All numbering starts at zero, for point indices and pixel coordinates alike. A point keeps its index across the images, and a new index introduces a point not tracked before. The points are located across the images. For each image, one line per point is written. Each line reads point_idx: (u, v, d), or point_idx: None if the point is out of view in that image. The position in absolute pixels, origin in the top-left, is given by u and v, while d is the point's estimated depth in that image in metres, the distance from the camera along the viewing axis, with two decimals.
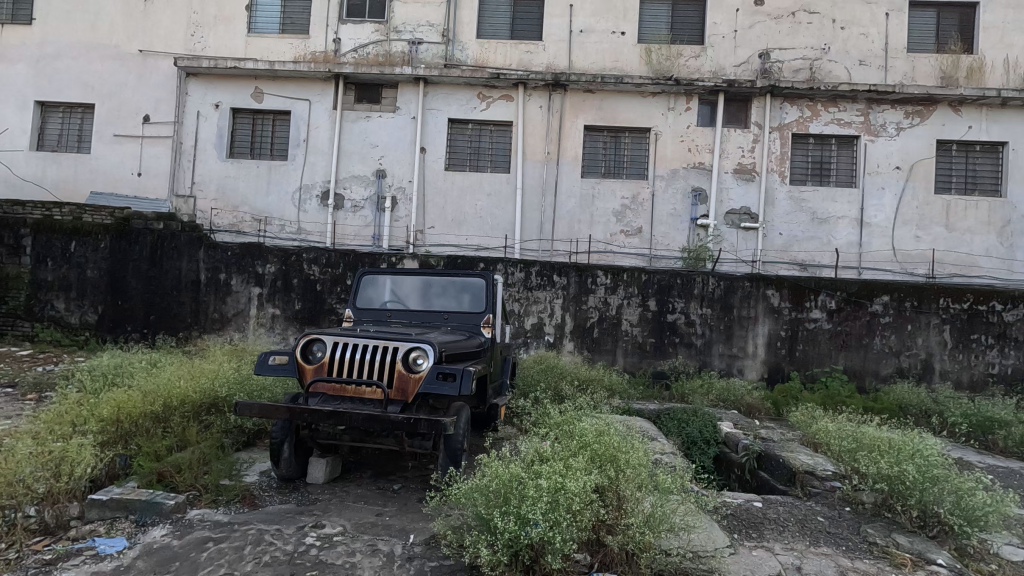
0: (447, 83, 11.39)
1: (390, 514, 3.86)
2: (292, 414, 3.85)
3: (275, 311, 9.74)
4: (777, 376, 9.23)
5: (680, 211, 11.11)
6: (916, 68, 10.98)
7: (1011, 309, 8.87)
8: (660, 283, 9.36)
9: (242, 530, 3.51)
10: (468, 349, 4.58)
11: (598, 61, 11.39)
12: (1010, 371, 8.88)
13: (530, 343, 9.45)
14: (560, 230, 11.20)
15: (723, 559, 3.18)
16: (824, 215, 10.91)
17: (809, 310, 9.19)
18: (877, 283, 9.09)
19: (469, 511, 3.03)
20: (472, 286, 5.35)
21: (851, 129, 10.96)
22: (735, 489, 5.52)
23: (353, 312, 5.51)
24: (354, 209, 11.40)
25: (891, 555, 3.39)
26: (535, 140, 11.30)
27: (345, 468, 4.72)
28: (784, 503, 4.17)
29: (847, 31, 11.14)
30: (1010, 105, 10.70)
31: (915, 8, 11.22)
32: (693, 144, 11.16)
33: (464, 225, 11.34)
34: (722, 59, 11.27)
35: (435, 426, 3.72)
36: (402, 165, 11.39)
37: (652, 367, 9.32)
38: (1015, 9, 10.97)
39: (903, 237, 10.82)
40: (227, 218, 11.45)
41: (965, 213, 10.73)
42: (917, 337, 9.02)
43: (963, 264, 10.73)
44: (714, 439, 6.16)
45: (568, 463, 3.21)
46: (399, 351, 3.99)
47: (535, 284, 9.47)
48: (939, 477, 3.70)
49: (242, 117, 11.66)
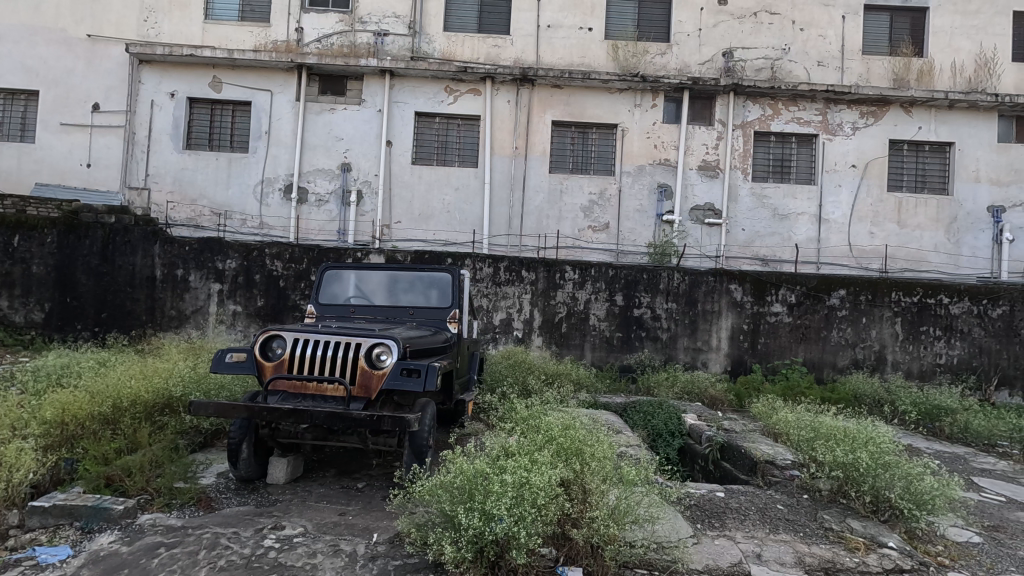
0: (414, 77, 11.23)
1: (354, 513, 3.78)
2: (251, 413, 3.72)
3: (236, 307, 9.46)
4: (740, 369, 9.45)
5: (647, 207, 11.25)
6: (870, 69, 11.37)
7: (957, 303, 9.29)
8: (627, 277, 9.45)
9: (197, 534, 3.38)
10: (435, 344, 4.52)
11: (566, 57, 11.41)
12: (956, 361, 9.30)
13: (498, 339, 9.42)
14: (529, 224, 11.19)
15: (687, 549, 3.20)
16: (784, 211, 11.21)
17: (770, 304, 9.43)
18: (834, 278, 9.39)
19: (433, 508, 2.98)
20: (440, 281, 5.29)
21: (810, 127, 11.26)
22: (698, 479, 5.62)
23: (316, 306, 5.36)
24: (318, 204, 11.16)
25: (845, 540, 3.50)
26: (503, 135, 11.25)
27: (307, 468, 4.61)
28: (745, 493, 4.25)
29: (807, 32, 11.44)
30: (957, 107, 11.17)
31: (870, 11, 11.61)
32: (659, 141, 11.29)
33: (432, 220, 11.22)
34: (687, 57, 11.43)
35: (399, 423, 3.65)
36: (367, 159, 11.18)
37: (619, 361, 9.42)
38: (962, 15, 11.45)
39: (858, 234, 11.21)
40: (184, 212, 11.04)
41: (916, 210, 11.18)
42: (872, 329, 9.36)
43: (914, 259, 11.17)
44: (678, 431, 6.28)
45: (534, 458, 3.20)
46: (362, 347, 3.91)
47: (503, 279, 9.44)
48: (890, 463, 3.85)
49: (199, 107, 11.24)
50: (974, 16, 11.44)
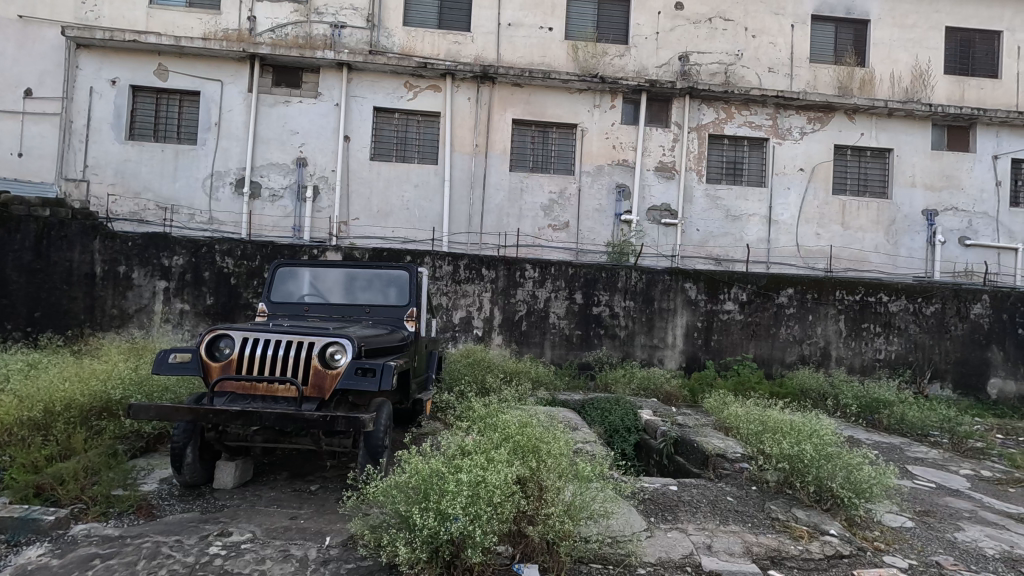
0: (372, 71, 11.02)
1: (305, 516, 3.68)
2: (195, 415, 3.58)
3: (184, 306, 9.08)
4: (694, 365, 9.71)
5: (606, 207, 11.40)
6: (816, 77, 11.87)
7: (895, 301, 9.81)
8: (586, 276, 9.56)
9: (136, 543, 3.22)
10: (391, 343, 4.44)
11: (526, 55, 11.43)
12: (894, 356, 9.82)
13: (458, 337, 9.37)
14: (489, 223, 11.17)
15: (640, 542, 3.25)
16: (736, 212, 11.59)
17: (722, 302, 9.73)
18: (783, 277, 9.77)
19: (388, 509, 2.93)
20: (397, 279, 5.22)
21: (761, 131, 11.66)
22: (653, 473, 5.74)
23: (268, 305, 5.20)
24: (272, 199, 10.82)
25: (790, 529, 3.64)
26: (463, 132, 11.19)
27: (258, 471, 4.48)
28: (697, 486, 4.36)
29: (758, 39, 11.83)
30: (896, 115, 11.78)
31: (817, 21, 12.10)
32: (618, 142, 11.46)
33: (390, 217, 11.04)
34: (645, 59, 11.64)
35: (354, 424, 3.57)
36: (324, 154, 10.92)
37: (578, 358, 9.52)
38: (900, 28, 12.08)
39: (805, 235, 11.68)
40: (127, 206, 10.52)
41: (859, 212, 11.74)
42: (817, 326, 9.78)
43: (856, 259, 11.73)
44: (634, 426, 6.39)
45: (490, 456, 3.18)
46: (315, 347, 3.80)
47: (463, 277, 9.39)
48: (833, 454, 4.02)
49: (143, 96, 10.73)
50: (911, 30, 12.08)
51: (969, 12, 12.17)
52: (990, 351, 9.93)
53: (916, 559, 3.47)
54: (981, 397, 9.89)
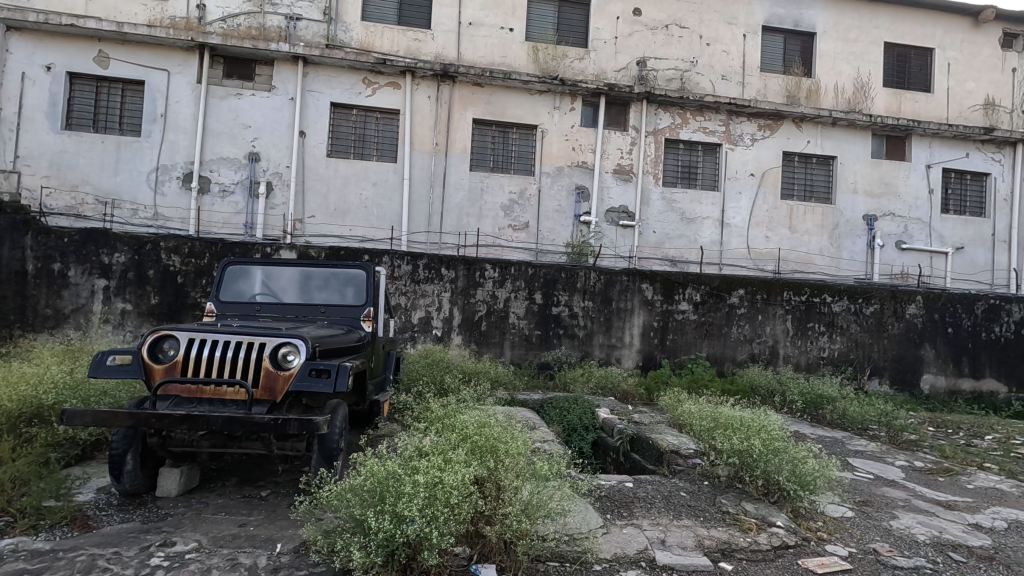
0: (329, 65, 10.78)
1: (255, 523, 3.55)
2: (136, 420, 3.41)
3: (126, 305, 8.64)
4: (651, 364, 9.91)
5: (565, 207, 11.52)
6: (766, 86, 12.33)
7: (839, 302, 10.30)
8: (545, 276, 9.62)
9: (70, 557, 3.04)
10: (346, 343, 4.35)
11: (487, 55, 11.42)
12: (837, 354, 10.30)
13: (417, 338, 9.26)
14: (449, 222, 11.10)
15: (596, 539, 3.29)
16: (691, 215, 11.91)
17: (678, 302, 9.97)
18: (735, 278, 10.08)
19: (342, 514, 2.86)
20: (354, 278, 5.12)
21: (714, 137, 12.02)
22: (610, 471, 5.82)
23: (216, 305, 5.02)
24: (222, 194, 10.43)
25: (740, 522, 3.76)
26: (423, 130, 11.07)
27: (205, 478, 4.30)
28: (652, 482, 4.45)
29: (712, 47, 12.20)
30: (839, 124, 12.37)
31: (767, 32, 12.57)
32: (577, 144, 11.60)
33: (348, 215, 10.81)
34: (604, 63, 11.81)
35: (307, 427, 3.47)
36: (278, 149, 10.60)
37: (537, 357, 9.58)
38: (844, 41, 12.69)
39: (756, 238, 12.11)
40: (63, 200, 9.93)
41: (805, 216, 12.26)
42: (766, 325, 10.15)
43: (803, 261, 12.24)
44: (592, 425, 6.48)
45: (448, 457, 3.15)
46: (267, 347, 3.68)
47: (422, 277, 9.29)
48: (780, 448, 4.17)
49: (82, 84, 10.15)
50: (853, 43, 12.71)
51: (906, 28, 12.88)
52: (923, 349, 10.55)
53: (855, 547, 3.65)
54: (915, 393, 10.51)
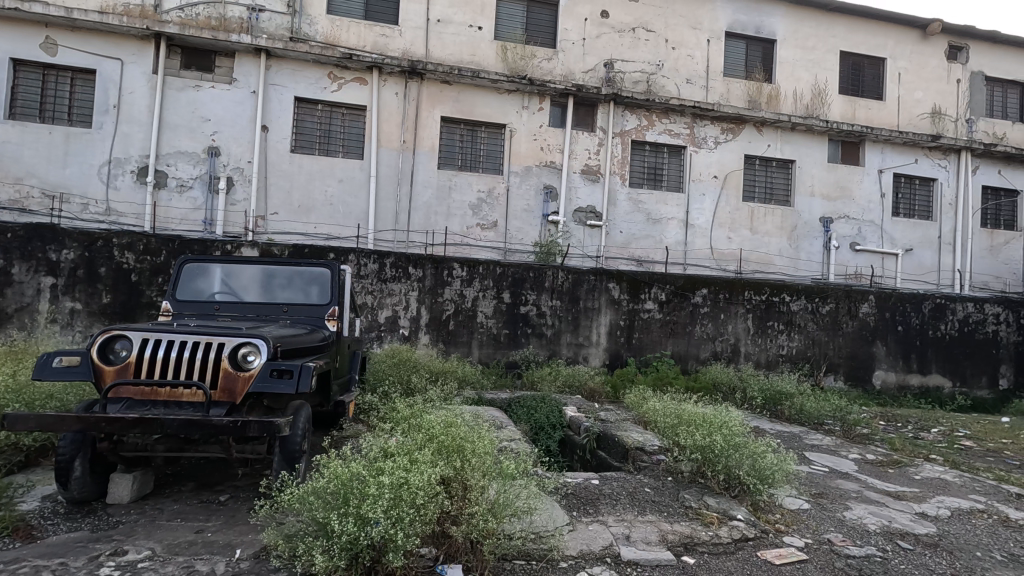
0: (293, 59, 10.53)
1: (213, 529, 3.44)
2: (85, 425, 3.26)
3: (75, 305, 8.25)
4: (617, 362, 10.03)
5: (533, 207, 11.56)
6: (729, 90, 12.64)
7: (797, 301, 10.65)
8: (513, 276, 9.63)
9: (12, 569, 2.89)
10: (310, 343, 4.26)
11: (455, 53, 11.35)
12: (795, 352, 10.65)
13: (384, 338, 9.14)
14: (416, 220, 11.00)
15: (562, 537, 3.32)
16: (657, 215, 12.12)
17: (644, 301, 10.13)
18: (698, 278, 10.31)
19: (303, 517, 2.80)
20: (319, 277, 5.02)
21: (679, 139, 12.25)
22: (577, 469, 5.87)
23: (173, 304, 4.85)
24: (179, 189, 10.07)
25: (701, 515, 3.85)
26: (390, 127, 10.93)
27: (159, 484, 4.16)
28: (617, 479, 4.51)
29: (677, 51, 12.43)
30: (798, 129, 12.78)
31: (730, 38, 12.88)
32: (546, 143, 11.66)
33: (313, 212, 10.59)
34: (572, 64, 11.90)
35: (267, 429, 3.39)
36: (239, 144, 10.30)
37: (505, 357, 9.58)
38: (803, 49, 13.10)
39: (718, 239, 12.41)
40: (6, 193, 9.41)
41: (766, 218, 12.63)
42: (728, 324, 10.41)
43: (763, 261, 12.60)
44: (559, 423, 6.53)
45: (413, 457, 3.12)
46: (226, 347, 3.57)
47: (389, 276, 9.17)
48: (740, 444, 4.28)
49: (28, 71, 9.66)
50: (811, 51, 13.14)
51: (860, 38, 13.40)
52: (875, 346, 11.00)
53: (811, 538, 3.78)
54: (868, 388, 10.95)
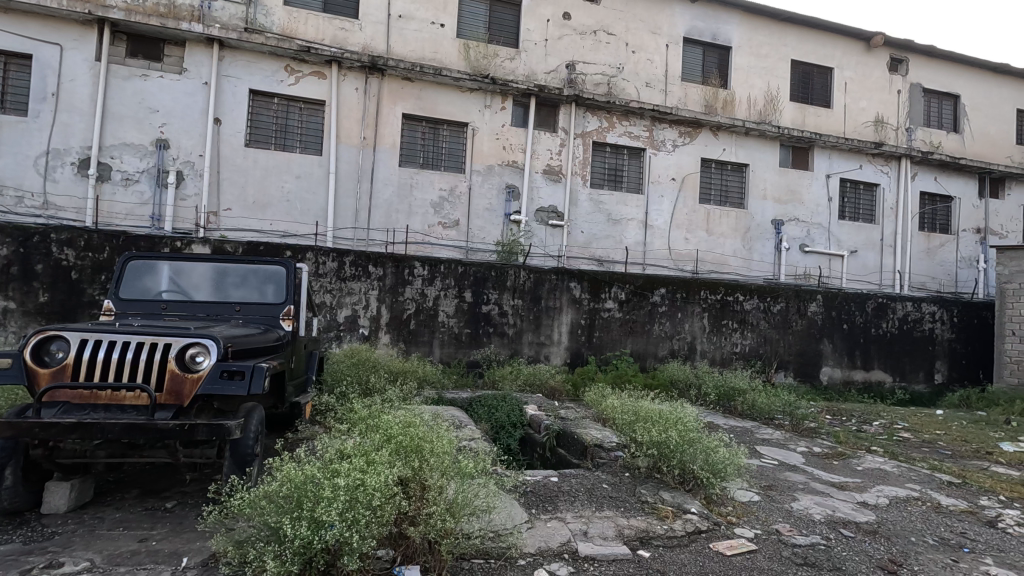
0: (248, 50, 10.20)
1: (158, 537, 3.30)
2: (17, 431, 3.13)
3: (8, 303, 7.76)
4: (578, 361, 10.15)
5: (495, 206, 11.56)
6: (687, 95, 12.95)
7: (750, 300, 11.02)
8: (475, 275, 9.61)
9: None
10: (263, 343, 4.13)
11: (417, 50, 11.23)
12: (747, 349, 11.02)
13: (343, 337, 8.96)
14: (377, 218, 10.83)
15: (520, 534, 3.33)
16: (617, 216, 12.30)
17: (604, 301, 10.27)
18: (657, 278, 10.53)
19: (255, 522, 2.72)
20: (274, 275, 4.88)
21: (639, 141, 12.48)
22: (537, 467, 5.91)
23: (116, 303, 4.63)
24: (125, 183, 9.63)
25: (657, 510, 3.93)
26: (349, 122, 10.73)
27: (100, 491, 3.96)
28: (576, 476, 4.56)
29: (637, 55, 12.65)
30: (751, 134, 13.21)
31: (688, 44, 13.21)
32: (508, 143, 11.68)
33: (269, 208, 10.29)
34: (534, 64, 11.96)
35: (217, 432, 3.30)
36: (190, 137, 9.91)
37: (467, 356, 9.55)
38: (756, 57, 13.55)
39: (676, 240, 12.71)
40: None
41: (721, 220, 13.01)
42: (685, 323, 10.68)
43: (718, 261, 12.99)
44: (519, 422, 6.56)
45: (371, 458, 3.08)
46: (173, 348, 3.43)
47: (348, 274, 9.00)
48: (695, 439, 4.39)
49: None
50: (764, 59, 13.61)
51: (810, 48, 13.96)
52: (822, 344, 11.48)
53: (760, 529, 3.92)
54: (815, 384, 11.43)
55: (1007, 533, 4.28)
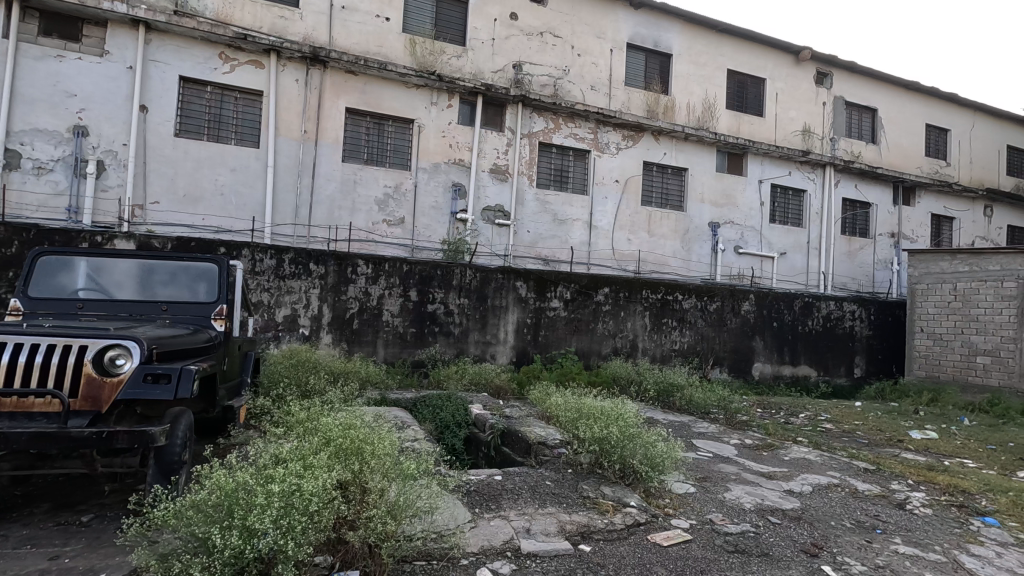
0: (178, 34, 9.65)
1: (72, 554, 3.07)
2: None
3: None
4: (524, 359, 10.21)
5: (441, 204, 11.46)
6: (630, 99, 13.29)
7: (688, 299, 11.45)
8: (421, 273, 9.50)
9: None
10: (193, 345, 3.91)
11: (361, 43, 10.94)
12: (686, 346, 11.45)
13: (281, 337, 8.64)
14: (318, 215, 10.50)
15: (463, 534, 3.32)
16: (563, 216, 12.48)
17: (550, 299, 10.39)
18: (600, 278, 10.76)
19: (181, 534, 2.56)
20: (206, 273, 4.65)
21: (584, 143, 12.70)
22: (481, 466, 5.91)
23: (25, 302, 4.27)
24: (37, 172, 8.91)
25: (598, 504, 4.02)
26: (289, 115, 10.35)
27: (6, 507, 3.65)
28: (520, 473, 4.59)
29: (583, 58, 12.86)
30: (690, 139, 13.72)
31: (631, 50, 13.55)
32: (454, 141, 11.60)
33: (201, 202, 9.77)
34: (481, 63, 11.93)
35: (140, 439, 3.10)
36: (112, 124, 9.27)
37: (411, 356, 9.42)
38: (695, 65, 14.07)
39: (620, 240, 13.02)
40: None
41: (662, 221, 13.44)
42: (628, 321, 10.96)
43: (659, 261, 13.41)
44: (464, 421, 6.55)
45: (308, 462, 2.98)
46: (89, 350, 3.20)
47: (287, 273, 8.69)
48: (634, 434, 4.52)
49: None
50: (703, 68, 14.15)
51: (744, 59, 14.64)
52: (754, 340, 12.08)
53: (695, 519, 4.07)
54: (748, 378, 12.02)
55: (914, 513, 4.66)
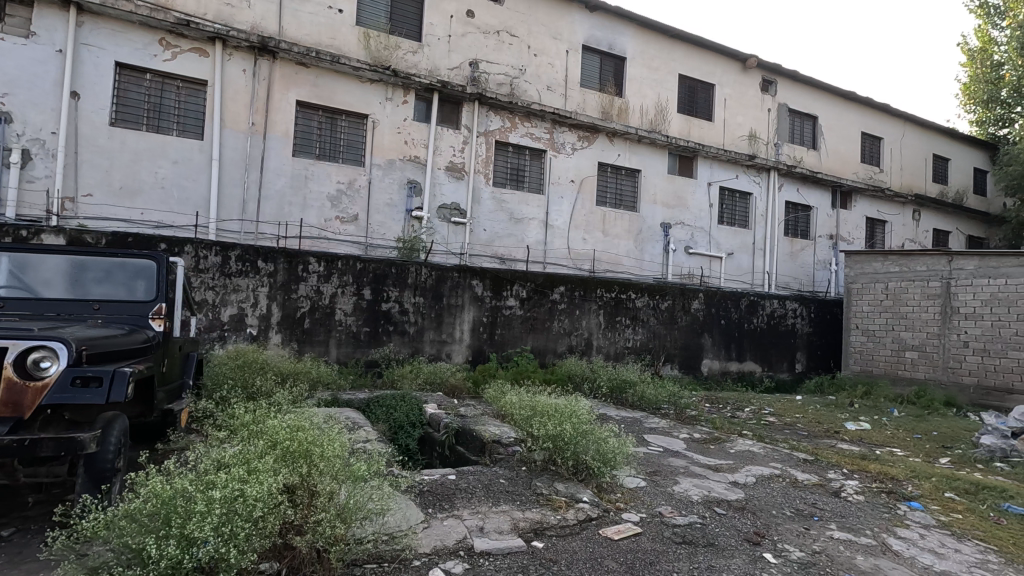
0: (114, 18, 9.12)
1: None
2: None
3: None
4: (479, 358, 10.19)
5: (396, 202, 11.29)
6: (585, 101, 13.47)
7: (641, 298, 11.71)
8: (374, 271, 9.33)
9: None
10: (128, 346, 3.71)
11: (313, 34, 10.63)
12: (639, 343, 11.70)
13: (227, 338, 8.30)
14: (267, 210, 10.16)
15: (415, 535, 3.28)
16: (519, 215, 12.52)
17: (506, 298, 10.41)
18: (556, 276, 10.87)
19: (112, 546, 2.41)
20: (143, 270, 4.42)
21: (540, 143, 12.78)
22: (436, 465, 5.85)
23: None
24: None
25: (551, 501, 4.06)
26: (235, 106, 9.96)
27: None
28: (474, 472, 4.57)
29: (539, 58, 12.94)
30: (643, 142, 14.03)
31: (586, 52, 13.72)
32: (409, 137, 11.46)
33: (139, 195, 9.28)
34: (437, 60, 11.82)
35: (67, 447, 2.97)
36: (39, 111, 8.68)
37: (364, 356, 9.24)
38: (648, 69, 14.39)
39: (575, 240, 13.18)
40: None
41: (616, 221, 13.68)
42: (583, 320, 11.11)
43: (613, 261, 13.65)
44: (419, 421, 6.48)
45: (253, 467, 2.87)
46: (9, 353, 2.94)
47: (234, 270, 8.36)
48: (587, 431, 4.58)
49: None
50: (655, 72, 14.49)
51: (695, 65, 15.09)
52: (703, 338, 12.47)
53: (645, 512, 4.17)
54: (697, 374, 12.39)
55: (848, 501, 4.92)
